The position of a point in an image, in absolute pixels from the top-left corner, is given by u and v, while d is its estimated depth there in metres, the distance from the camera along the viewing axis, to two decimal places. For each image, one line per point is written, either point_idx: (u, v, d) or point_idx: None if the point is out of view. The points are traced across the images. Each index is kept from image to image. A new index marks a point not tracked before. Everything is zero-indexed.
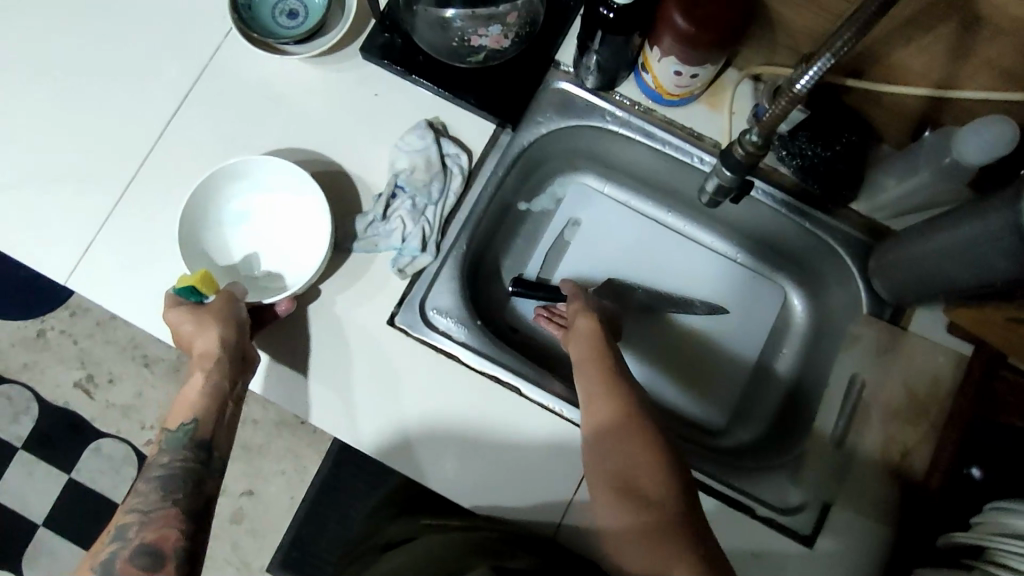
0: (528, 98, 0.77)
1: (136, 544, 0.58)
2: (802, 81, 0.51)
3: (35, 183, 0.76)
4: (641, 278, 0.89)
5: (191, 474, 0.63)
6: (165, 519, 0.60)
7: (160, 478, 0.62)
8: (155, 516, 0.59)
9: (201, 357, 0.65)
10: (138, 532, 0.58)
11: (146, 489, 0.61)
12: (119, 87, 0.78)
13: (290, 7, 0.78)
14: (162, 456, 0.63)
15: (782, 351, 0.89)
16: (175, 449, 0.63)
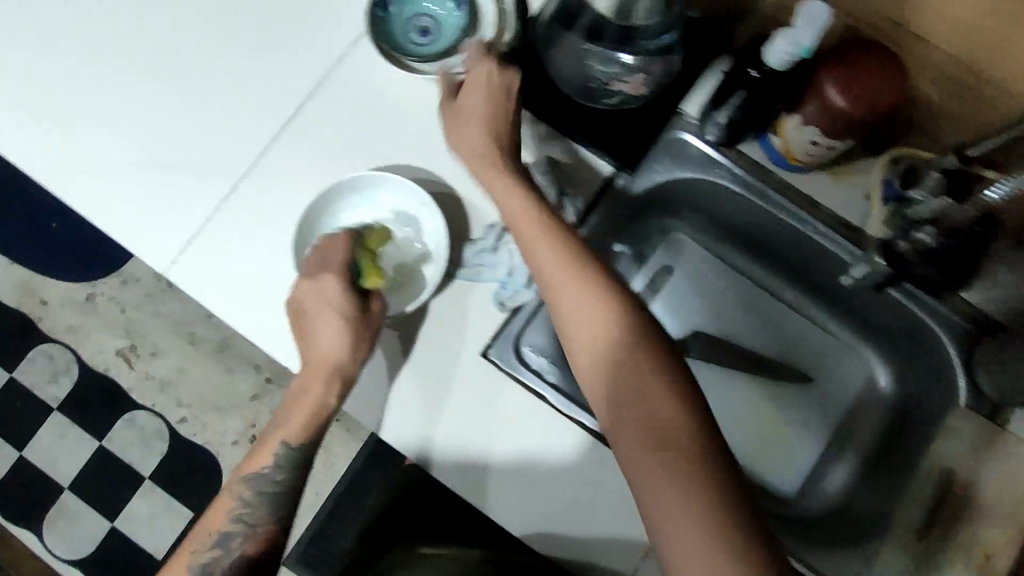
0: (648, 144, 0.77)
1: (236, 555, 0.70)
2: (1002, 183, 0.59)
3: (149, 169, 0.76)
4: (728, 334, 0.88)
5: (288, 495, 0.73)
6: (263, 537, 0.71)
7: (262, 489, 0.72)
8: (256, 533, 0.71)
9: (334, 367, 0.69)
10: (245, 543, 0.71)
11: (251, 505, 0.72)
12: (242, 81, 0.78)
13: (423, 24, 0.77)
14: (272, 472, 0.72)
15: (862, 427, 0.85)
16: (286, 466, 0.72)
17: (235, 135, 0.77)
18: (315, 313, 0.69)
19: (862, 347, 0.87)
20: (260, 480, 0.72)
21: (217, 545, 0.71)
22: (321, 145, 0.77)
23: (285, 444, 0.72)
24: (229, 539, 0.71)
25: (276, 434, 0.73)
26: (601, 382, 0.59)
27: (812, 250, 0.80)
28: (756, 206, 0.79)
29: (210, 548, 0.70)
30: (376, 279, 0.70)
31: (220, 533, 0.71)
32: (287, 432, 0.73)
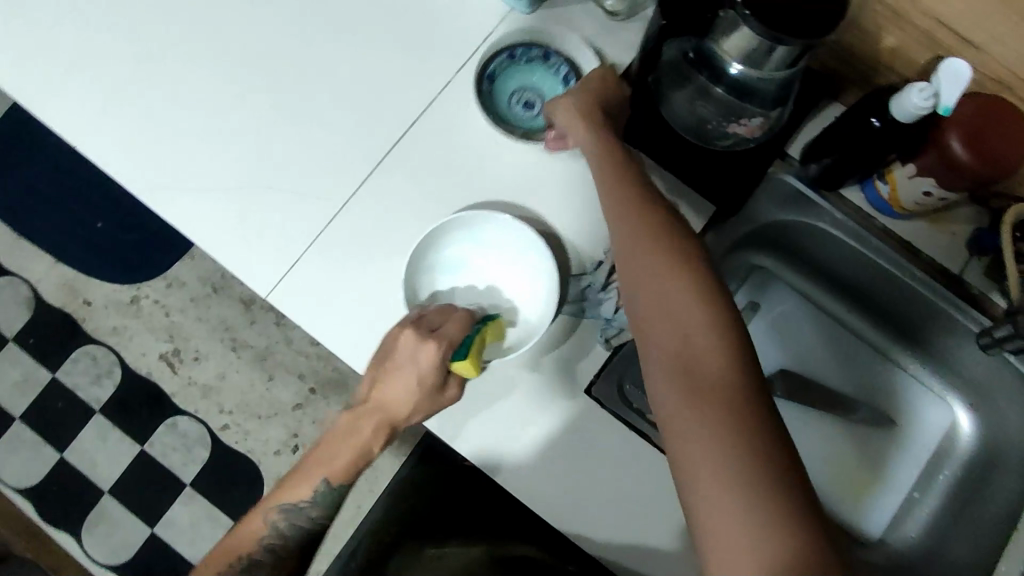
0: (752, 185, 0.76)
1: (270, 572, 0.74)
2: None
3: (252, 191, 0.77)
4: (812, 374, 0.89)
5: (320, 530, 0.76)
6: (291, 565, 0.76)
7: (297, 521, 0.74)
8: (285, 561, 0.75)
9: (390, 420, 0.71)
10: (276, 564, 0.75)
11: (287, 530, 0.74)
12: (344, 107, 0.78)
13: (526, 97, 0.80)
14: (308, 510, 0.74)
15: (943, 472, 0.86)
16: (323, 505, 0.74)
17: (338, 159, 0.77)
18: (398, 366, 0.68)
19: (943, 391, 0.87)
20: (294, 515, 0.74)
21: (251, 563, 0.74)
22: (423, 172, 0.77)
23: (325, 484, 0.73)
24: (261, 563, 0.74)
25: (318, 468, 0.74)
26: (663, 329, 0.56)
27: (905, 296, 0.80)
28: (854, 251, 0.79)
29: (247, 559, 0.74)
30: (469, 368, 0.67)
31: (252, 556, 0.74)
32: (330, 471, 0.74)
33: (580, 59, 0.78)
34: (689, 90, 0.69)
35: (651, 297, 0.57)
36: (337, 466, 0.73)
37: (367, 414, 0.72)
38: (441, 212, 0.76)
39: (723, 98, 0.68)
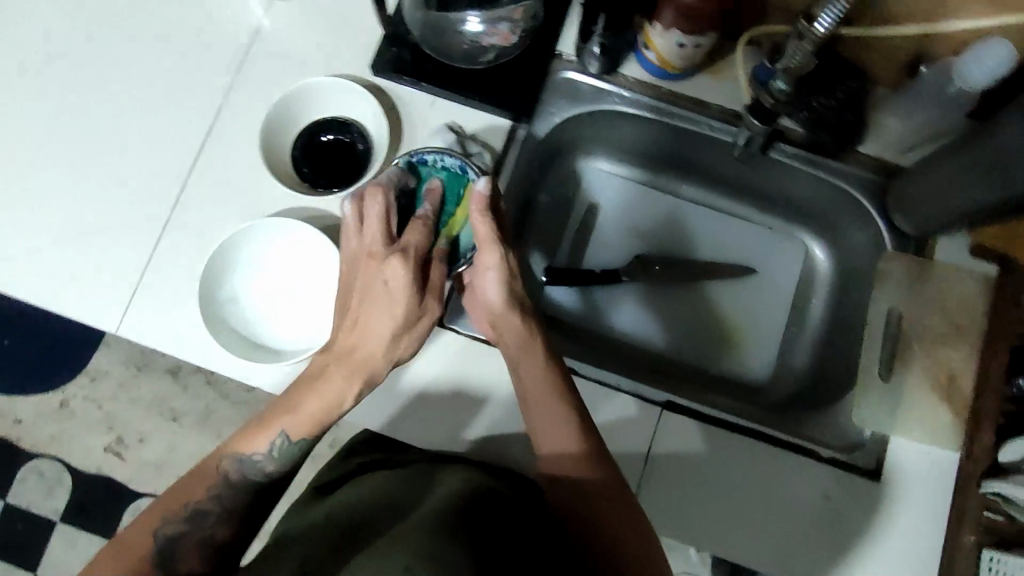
0: (537, 88, 0.79)
1: (204, 532, 0.62)
2: (821, 20, 0.58)
3: (80, 241, 0.78)
4: (669, 250, 0.91)
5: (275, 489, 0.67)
6: (239, 519, 0.64)
7: (249, 474, 0.65)
8: (231, 515, 0.64)
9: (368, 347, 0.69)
10: (216, 525, 0.63)
11: (237, 483, 0.65)
12: (143, 136, 0.81)
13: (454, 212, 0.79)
14: (265, 460, 0.65)
15: (814, 302, 0.89)
16: (280, 460, 0.66)
17: (151, 187, 0.79)
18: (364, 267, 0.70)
19: (791, 230, 0.91)
20: (249, 464, 0.65)
21: (189, 515, 0.62)
22: (231, 172, 0.79)
23: (284, 437, 0.66)
24: (202, 516, 0.63)
25: (279, 418, 0.66)
26: (542, 397, 0.70)
27: (715, 147, 0.84)
28: (653, 121, 0.83)
29: (179, 520, 0.62)
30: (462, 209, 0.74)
31: (197, 506, 0.63)
32: (291, 421, 0.66)
33: (348, 27, 0.82)
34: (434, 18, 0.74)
35: (526, 374, 0.71)
36: (300, 414, 0.66)
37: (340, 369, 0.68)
38: (257, 203, 0.78)
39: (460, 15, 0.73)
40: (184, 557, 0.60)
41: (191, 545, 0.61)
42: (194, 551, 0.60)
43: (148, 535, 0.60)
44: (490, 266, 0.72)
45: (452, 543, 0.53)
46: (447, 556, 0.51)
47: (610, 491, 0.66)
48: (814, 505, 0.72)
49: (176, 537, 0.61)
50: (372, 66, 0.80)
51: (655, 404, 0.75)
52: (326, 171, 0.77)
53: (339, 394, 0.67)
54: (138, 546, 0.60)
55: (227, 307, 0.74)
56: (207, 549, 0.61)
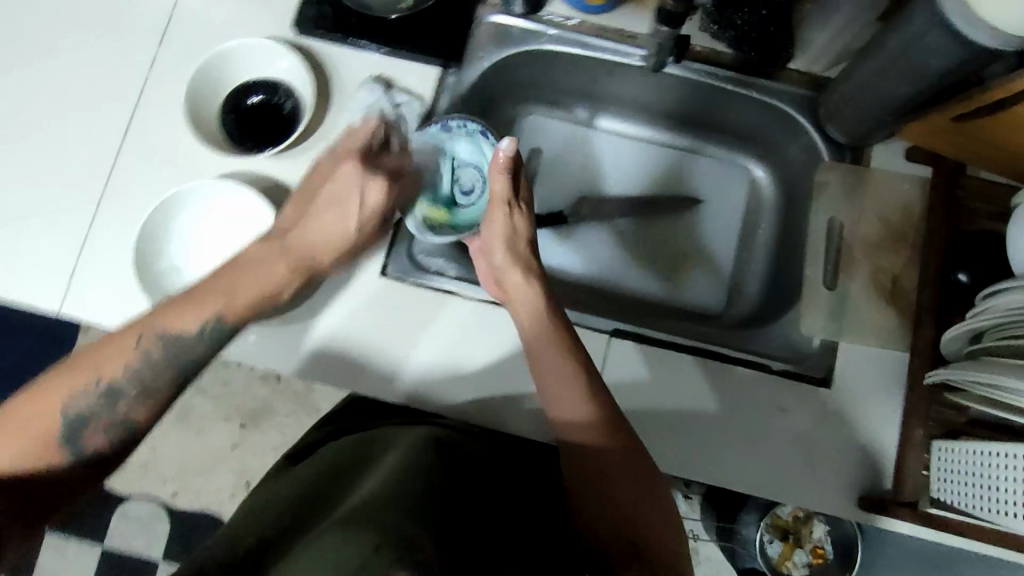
0: (463, 34, 0.80)
1: (120, 413, 0.58)
2: None
3: (14, 225, 0.78)
4: (613, 188, 0.92)
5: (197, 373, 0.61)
6: (157, 401, 0.60)
7: (179, 356, 0.60)
8: (151, 398, 0.60)
9: (303, 256, 0.66)
10: (131, 406, 0.59)
11: (156, 363, 0.59)
12: (71, 116, 0.80)
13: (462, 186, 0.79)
14: (191, 342, 0.60)
15: (761, 224, 0.90)
16: (214, 344, 0.61)
17: (82, 165, 0.78)
18: (333, 193, 0.66)
19: (734, 157, 0.92)
20: (171, 342, 0.60)
21: (101, 393, 0.58)
22: (162, 144, 0.78)
23: (217, 321, 0.61)
24: (115, 396, 0.58)
25: (214, 298, 0.61)
26: (558, 378, 0.65)
27: (644, 79, 0.84)
28: (582, 57, 0.83)
29: (92, 398, 0.57)
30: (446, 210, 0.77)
31: (109, 383, 0.58)
32: (227, 304, 0.62)
33: None
34: None
35: (540, 341, 0.67)
36: (235, 299, 0.62)
37: (277, 255, 0.65)
38: (192, 171, 0.77)
39: None
40: (91, 439, 0.58)
41: (101, 427, 0.58)
42: (100, 433, 0.58)
43: (58, 408, 0.57)
44: (504, 237, 0.69)
45: (391, 508, 0.52)
46: (392, 519, 0.50)
47: (641, 473, 0.64)
48: (768, 415, 0.73)
49: (83, 417, 0.57)
50: (295, 24, 0.79)
51: (602, 332, 0.76)
52: (256, 133, 0.77)
53: (274, 282, 0.64)
54: (38, 419, 0.56)
55: (162, 275, 0.73)
56: (116, 431, 0.58)
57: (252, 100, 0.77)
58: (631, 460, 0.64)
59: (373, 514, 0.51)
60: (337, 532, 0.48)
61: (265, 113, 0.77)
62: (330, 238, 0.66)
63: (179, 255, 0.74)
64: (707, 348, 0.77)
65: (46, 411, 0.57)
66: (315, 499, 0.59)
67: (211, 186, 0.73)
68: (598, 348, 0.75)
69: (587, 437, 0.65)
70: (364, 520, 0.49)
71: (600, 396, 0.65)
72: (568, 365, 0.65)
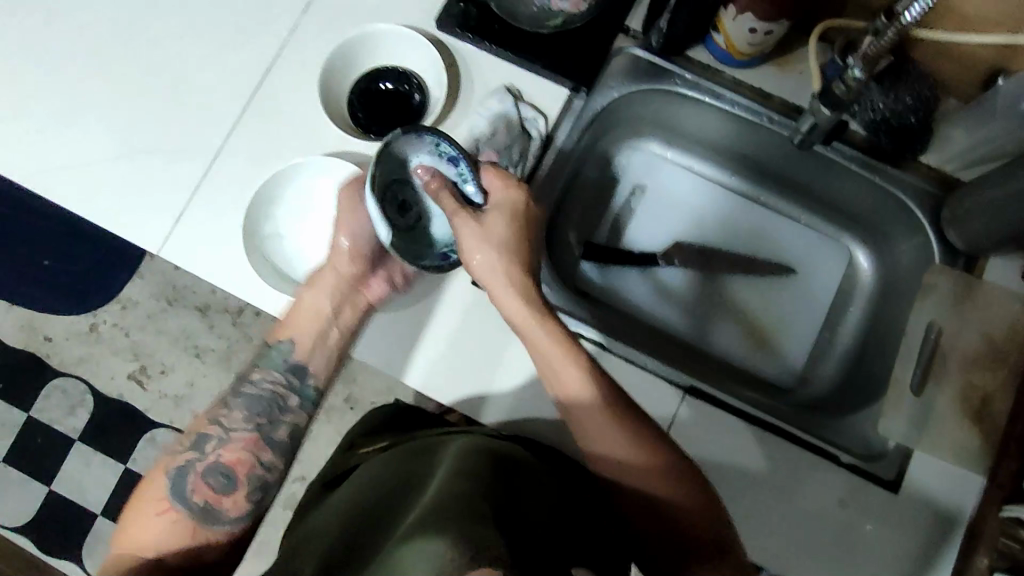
0: (600, 61, 0.79)
1: (212, 460, 0.68)
2: (910, 12, 0.54)
3: (131, 159, 0.80)
4: (710, 241, 0.90)
5: (276, 401, 0.72)
6: (243, 443, 0.69)
7: (248, 399, 0.71)
8: (234, 439, 0.69)
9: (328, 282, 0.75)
10: (221, 451, 0.69)
11: (236, 410, 0.71)
12: (207, 65, 0.82)
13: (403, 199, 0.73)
14: (255, 376, 0.73)
15: (851, 308, 0.88)
16: (275, 373, 0.73)
17: (205, 116, 0.80)
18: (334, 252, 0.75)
19: (838, 234, 0.90)
20: (247, 387, 0.72)
21: (196, 446, 0.69)
22: (286, 112, 0.80)
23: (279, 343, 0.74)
24: (204, 441, 0.69)
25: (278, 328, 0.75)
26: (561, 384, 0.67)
27: (770, 140, 0.83)
28: (713, 107, 0.82)
29: (192, 449, 0.69)
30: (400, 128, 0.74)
31: (202, 432, 0.70)
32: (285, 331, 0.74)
33: None
34: None
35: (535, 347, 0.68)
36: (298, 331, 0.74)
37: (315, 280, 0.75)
38: (310, 143, 0.79)
39: None
40: (196, 489, 0.67)
41: (203, 473, 0.67)
42: (203, 481, 0.67)
43: (164, 468, 0.68)
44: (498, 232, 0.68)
45: (467, 514, 0.48)
46: (462, 522, 0.47)
47: (661, 471, 0.64)
48: (826, 507, 0.72)
49: (185, 470, 0.67)
50: (437, 19, 0.79)
51: (679, 388, 0.75)
52: (381, 121, 0.79)
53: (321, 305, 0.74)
54: (151, 488, 0.67)
55: (266, 240, 0.76)
56: (218, 480, 0.67)
57: (385, 88, 0.79)
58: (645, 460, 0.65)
59: (451, 520, 0.47)
60: (421, 539, 0.45)
61: (393, 103, 0.79)
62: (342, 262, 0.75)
63: (287, 225, 0.77)
64: (779, 427, 0.75)
65: (157, 486, 0.67)
66: (373, 514, 0.56)
67: (328, 165, 0.75)
68: (668, 402, 0.75)
69: (604, 441, 0.66)
70: (442, 525, 0.46)
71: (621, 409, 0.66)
72: (571, 367, 0.66)
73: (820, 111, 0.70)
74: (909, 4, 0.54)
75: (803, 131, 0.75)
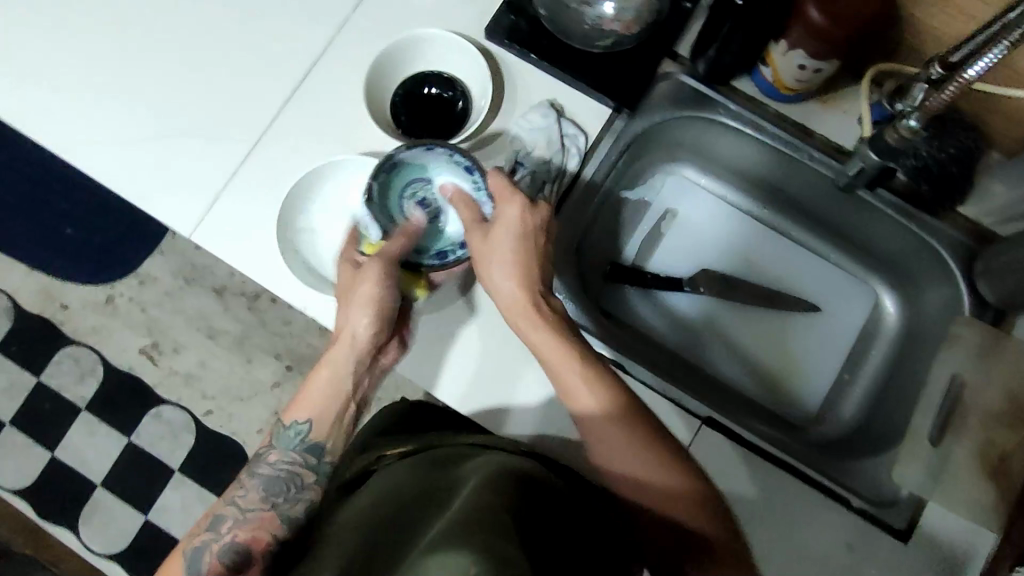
0: (646, 84, 0.79)
1: (228, 540, 0.67)
2: (976, 67, 0.55)
3: (172, 142, 0.81)
4: (736, 271, 0.90)
5: (291, 480, 0.70)
6: (260, 522, 0.68)
7: (262, 474, 0.70)
8: (249, 518, 0.68)
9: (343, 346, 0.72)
10: (236, 530, 0.67)
11: (252, 489, 0.70)
12: (254, 54, 0.82)
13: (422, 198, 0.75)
14: (271, 456, 0.71)
15: (873, 351, 0.87)
16: (286, 451, 0.71)
17: (248, 105, 0.81)
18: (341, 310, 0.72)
19: (866, 276, 0.89)
20: (260, 464, 0.71)
21: (212, 526, 0.68)
22: (329, 108, 0.80)
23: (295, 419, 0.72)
24: (220, 522, 0.68)
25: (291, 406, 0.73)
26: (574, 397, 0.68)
27: (808, 177, 0.83)
28: (754, 139, 0.82)
29: (208, 530, 0.68)
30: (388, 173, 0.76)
31: (218, 513, 0.68)
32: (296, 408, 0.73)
33: None
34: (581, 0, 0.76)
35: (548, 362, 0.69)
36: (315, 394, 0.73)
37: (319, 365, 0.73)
38: (350, 142, 0.79)
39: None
40: (210, 569, 0.66)
41: (222, 556, 0.66)
42: (219, 562, 0.66)
43: (180, 554, 0.67)
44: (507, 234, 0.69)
45: (492, 529, 0.49)
46: (488, 537, 0.48)
47: (673, 493, 0.65)
48: (835, 551, 0.72)
49: (201, 550, 0.66)
50: (487, 29, 0.80)
51: (697, 418, 0.75)
52: (425, 125, 0.79)
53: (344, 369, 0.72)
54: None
55: (297, 234, 0.76)
56: (231, 559, 0.66)
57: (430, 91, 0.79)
58: (657, 478, 0.66)
59: (481, 535, 0.48)
60: (449, 548, 0.47)
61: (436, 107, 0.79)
62: (354, 331, 0.71)
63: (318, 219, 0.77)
64: (793, 466, 0.75)
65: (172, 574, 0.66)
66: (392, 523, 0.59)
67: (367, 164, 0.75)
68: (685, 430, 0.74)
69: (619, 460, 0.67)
70: (467, 539, 0.48)
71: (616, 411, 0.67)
72: (581, 381, 0.67)
73: (867, 156, 0.72)
74: (975, 59, 0.55)
75: (850, 175, 0.76)
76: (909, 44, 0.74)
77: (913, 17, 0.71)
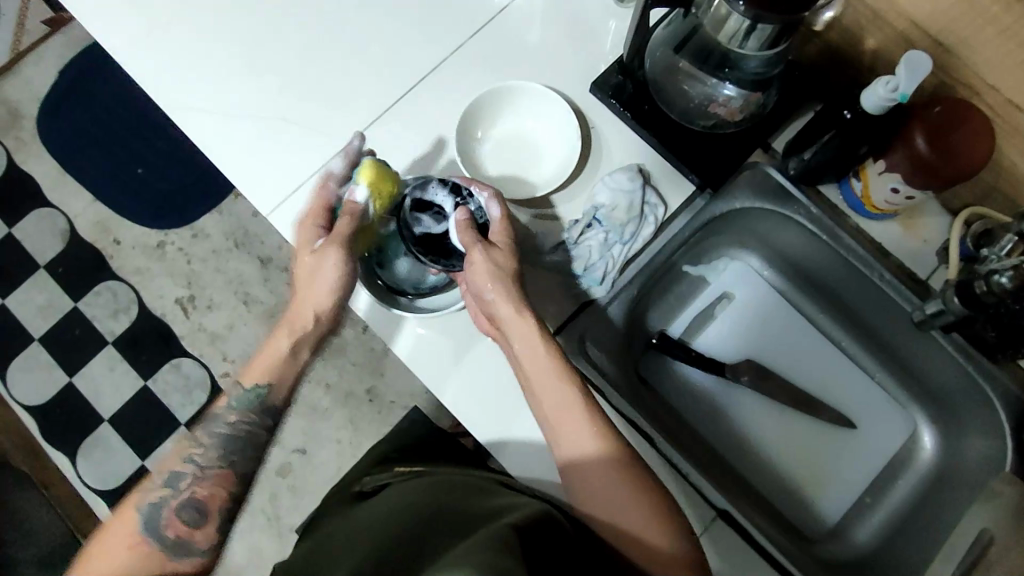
0: (736, 167, 0.80)
1: (185, 495, 0.68)
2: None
3: (269, 122, 0.83)
4: (780, 366, 0.89)
5: (245, 441, 0.72)
6: (218, 479, 0.70)
7: (218, 432, 0.71)
8: (208, 475, 0.69)
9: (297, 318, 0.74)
10: (196, 485, 0.69)
11: (210, 444, 0.71)
12: (363, 58, 0.85)
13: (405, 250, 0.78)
14: (228, 416, 0.71)
15: (900, 482, 0.86)
16: (242, 409, 0.72)
17: (348, 106, 0.84)
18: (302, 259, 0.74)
19: (906, 403, 0.88)
20: (214, 422, 0.71)
21: (167, 483, 0.69)
22: (424, 127, 0.83)
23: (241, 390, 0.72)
24: (177, 480, 0.69)
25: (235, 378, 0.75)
26: (547, 389, 0.69)
27: (875, 298, 0.83)
28: (825, 245, 0.82)
29: (161, 488, 0.68)
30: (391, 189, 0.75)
31: (175, 471, 0.69)
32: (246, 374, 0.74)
33: (584, 42, 0.85)
34: (697, 77, 0.74)
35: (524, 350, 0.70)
36: (254, 371, 0.74)
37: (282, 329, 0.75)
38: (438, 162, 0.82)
39: (731, 89, 0.74)
40: (170, 522, 0.66)
41: (179, 511, 0.67)
42: (177, 516, 0.67)
43: (133, 505, 0.67)
44: (486, 274, 0.71)
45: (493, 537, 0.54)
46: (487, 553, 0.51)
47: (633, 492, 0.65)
48: None
49: (158, 505, 0.67)
50: (592, 85, 0.82)
51: (711, 507, 0.75)
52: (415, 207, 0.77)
53: (278, 344, 0.74)
54: (118, 522, 0.66)
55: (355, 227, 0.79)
56: (191, 514, 0.67)
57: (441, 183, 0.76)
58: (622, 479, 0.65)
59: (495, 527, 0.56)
60: (452, 566, 0.51)
61: (422, 219, 0.77)
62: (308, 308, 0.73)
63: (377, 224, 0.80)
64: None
65: (126, 519, 0.66)
66: (397, 550, 0.60)
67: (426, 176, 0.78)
68: (703, 513, 0.75)
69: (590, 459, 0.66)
70: (468, 557, 0.51)
71: (687, 557, 0.63)
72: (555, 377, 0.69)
73: (951, 300, 0.73)
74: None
75: (925, 312, 0.77)
76: (1007, 191, 0.74)
77: (1017, 166, 0.70)
